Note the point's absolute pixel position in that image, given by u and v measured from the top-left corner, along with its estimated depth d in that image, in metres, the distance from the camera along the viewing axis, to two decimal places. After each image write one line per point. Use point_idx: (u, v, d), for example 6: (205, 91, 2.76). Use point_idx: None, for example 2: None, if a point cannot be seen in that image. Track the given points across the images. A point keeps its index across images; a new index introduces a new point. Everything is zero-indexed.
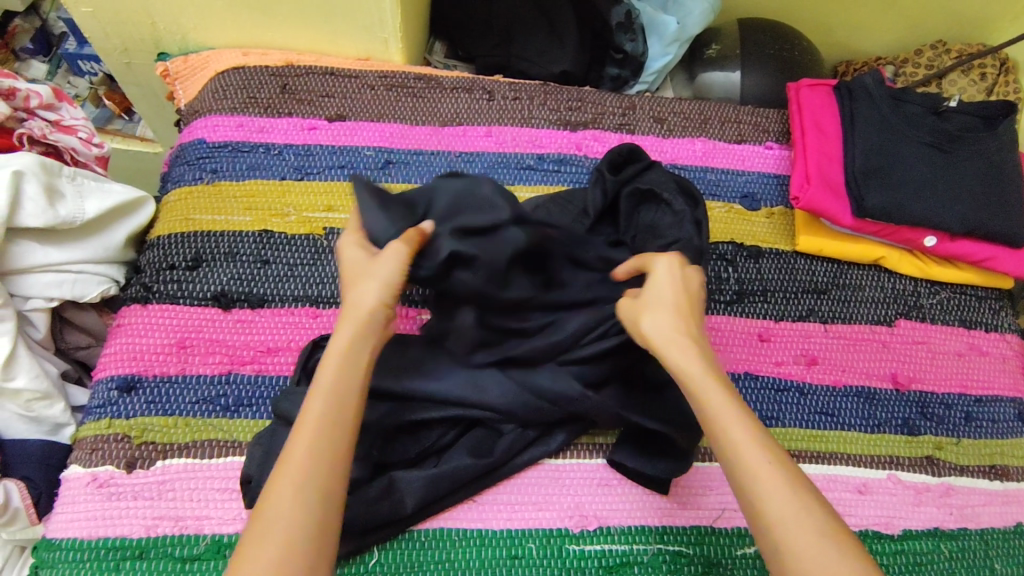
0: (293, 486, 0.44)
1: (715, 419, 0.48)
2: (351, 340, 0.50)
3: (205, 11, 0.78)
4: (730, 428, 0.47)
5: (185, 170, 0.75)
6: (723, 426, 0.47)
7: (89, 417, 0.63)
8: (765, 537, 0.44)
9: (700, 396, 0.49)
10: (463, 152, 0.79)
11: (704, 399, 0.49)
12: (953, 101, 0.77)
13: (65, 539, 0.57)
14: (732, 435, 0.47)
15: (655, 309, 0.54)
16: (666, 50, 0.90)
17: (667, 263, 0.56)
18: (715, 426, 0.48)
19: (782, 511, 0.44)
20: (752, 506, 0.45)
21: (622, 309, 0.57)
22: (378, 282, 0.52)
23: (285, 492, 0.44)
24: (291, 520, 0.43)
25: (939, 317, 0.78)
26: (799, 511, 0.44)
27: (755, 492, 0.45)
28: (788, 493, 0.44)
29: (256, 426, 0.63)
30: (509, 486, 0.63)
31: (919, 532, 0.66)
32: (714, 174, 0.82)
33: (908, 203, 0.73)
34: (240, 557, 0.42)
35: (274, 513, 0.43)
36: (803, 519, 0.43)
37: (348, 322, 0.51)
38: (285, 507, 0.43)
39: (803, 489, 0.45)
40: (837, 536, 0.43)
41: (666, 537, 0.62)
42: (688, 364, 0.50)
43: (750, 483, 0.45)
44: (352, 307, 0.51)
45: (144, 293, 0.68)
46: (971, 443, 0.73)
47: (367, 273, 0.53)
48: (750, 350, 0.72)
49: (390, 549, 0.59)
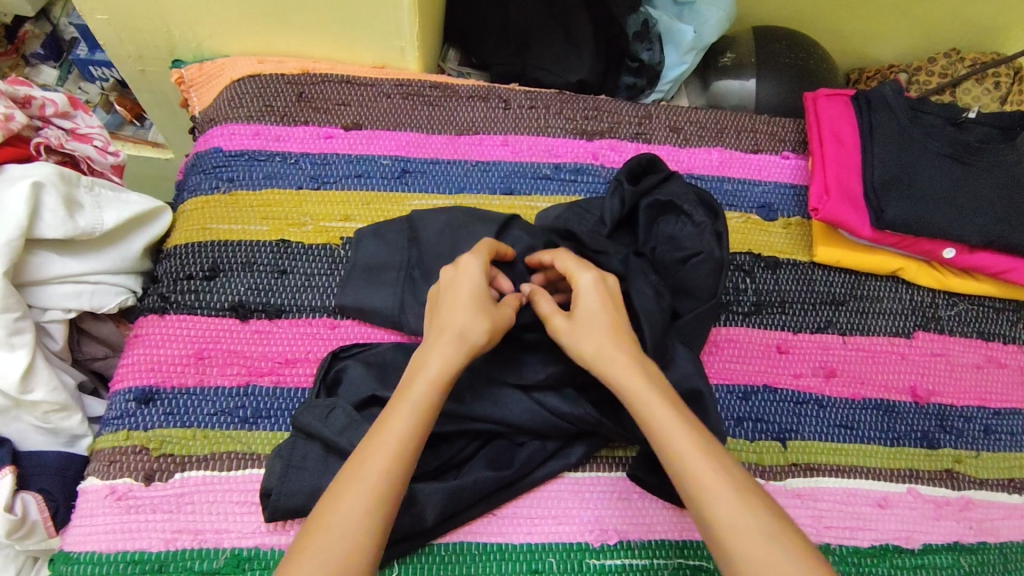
0: (365, 495, 0.46)
1: (660, 432, 0.49)
2: (449, 362, 0.53)
3: (221, 19, 0.78)
4: (674, 441, 0.48)
5: (201, 178, 0.74)
6: (670, 439, 0.48)
7: (106, 429, 0.62)
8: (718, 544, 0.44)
9: (645, 413, 0.50)
10: (479, 161, 0.79)
11: (648, 415, 0.50)
12: (971, 112, 0.77)
13: (82, 553, 0.57)
14: (676, 447, 0.48)
15: (587, 325, 0.55)
16: (682, 59, 0.91)
17: (591, 275, 0.58)
18: (659, 440, 0.49)
19: (731, 516, 0.44)
20: (702, 512, 0.45)
21: (555, 325, 0.57)
22: (494, 326, 0.56)
23: (357, 499, 0.46)
24: (355, 531, 0.45)
25: (956, 329, 0.77)
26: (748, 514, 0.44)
27: (704, 498, 0.46)
28: (734, 500, 0.45)
29: (274, 438, 0.63)
30: (529, 500, 0.62)
31: (939, 546, 0.66)
32: (731, 184, 0.82)
33: (928, 215, 0.73)
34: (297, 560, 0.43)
35: (339, 522, 0.45)
36: (751, 522, 0.44)
37: (457, 344, 0.53)
38: (352, 513, 0.45)
39: (751, 493, 0.46)
40: (785, 537, 0.43)
41: (686, 552, 0.62)
42: (632, 381, 0.52)
43: (700, 490, 0.46)
44: (470, 333, 0.54)
45: (161, 303, 0.67)
46: (989, 456, 0.72)
47: (488, 309, 0.56)
48: (769, 362, 0.72)
49: (410, 563, 0.59)
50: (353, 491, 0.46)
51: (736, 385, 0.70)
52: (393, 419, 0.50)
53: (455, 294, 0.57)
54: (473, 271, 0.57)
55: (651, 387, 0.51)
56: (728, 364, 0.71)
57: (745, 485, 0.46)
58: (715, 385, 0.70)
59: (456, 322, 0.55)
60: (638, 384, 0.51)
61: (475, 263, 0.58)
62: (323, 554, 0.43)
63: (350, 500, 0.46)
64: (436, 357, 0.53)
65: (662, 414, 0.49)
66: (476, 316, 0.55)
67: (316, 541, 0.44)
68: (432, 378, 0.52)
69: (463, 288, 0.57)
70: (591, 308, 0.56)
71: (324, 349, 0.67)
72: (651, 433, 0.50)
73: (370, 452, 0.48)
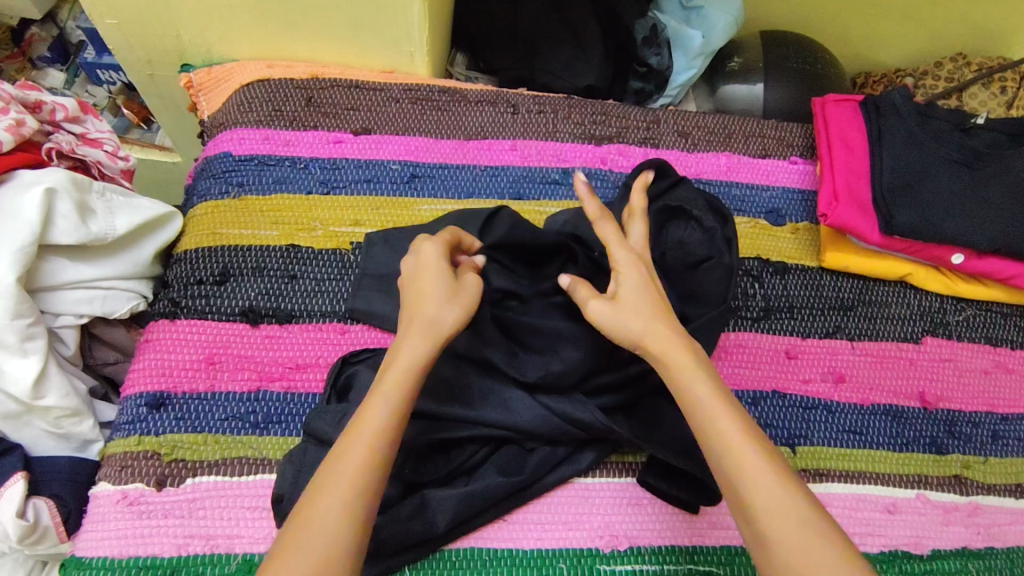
0: (343, 492, 0.46)
1: (703, 415, 0.49)
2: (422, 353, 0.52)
3: (231, 24, 0.78)
4: (714, 416, 0.48)
5: (211, 183, 0.75)
6: (709, 415, 0.48)
7: (118, 434, 0.63)
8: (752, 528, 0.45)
9: (684, 388, 0.50)
10: (488, 166, 0.79)
11: (688, 389, 0.50)
12: (980, 117, 0.77)
13: (94, 558, 0.57)
14: (716, 422, 0.48)
15: (633, 309, 0.53)
16: (689, 64, 0.91)
17: (637, 263, 0.56)
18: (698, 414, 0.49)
19: (769, 504, 0.44)
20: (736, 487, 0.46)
21: (594, 309, 0.54)
22: (461, 309, 0.54)
23: (337, 496, 0.45)
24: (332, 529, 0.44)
25: (964, 334, 0.78)
26: (786, 504, 0.44)
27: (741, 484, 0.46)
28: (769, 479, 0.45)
29: (286, 443, 0.63)
30: (539, 505, 0.62)
31: (947, 552, 0.66)
32: (739, 189, 0.82)
33: (936, 220, 0.73)
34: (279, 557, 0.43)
35: (320, 519, 0.44)
36: (786, 504, 0.44)
37: (426, 335, 0.53)
38: (330, 511, 0.45)
39: (790, 481, 0.46)
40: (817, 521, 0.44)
41: (696, 558, 0.62)
42: (674, 356, 0.52)
43: (738, 477, 0.46)
44: (434, 322, 0.53)
45: (172, 308, 0.67)
46: (998, 462, 0.72)
47: (450, 293, 0.55)
48: (778, 368, 0.72)
49: (421, 569, 0.59)
50: (331, 490, 0.46)
51: (745, 391, 0.70)
52: (367, 416, 0.49)
53: (417, 287, 0.56)
54: (430, 255, 0.57)
55: (697, 370, 0.51)
56: (737, 369, 0.71)
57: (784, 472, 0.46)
58: (724, 391, 0.70)
59: (419, 315, 0.54)
60: (684, 364, 0.51)
61: (432, 250, 0.57)
62: (303, 552, 0.43)
63: (329, 497, 0.45)
64: (408, 347, 0.52)
65: (706, 398, 0.49)
66: (443, 301, 0.54)
67: (298, 537, 0.44)
68: (405, 366, 0.51)
69: (423, 279, 0.56)
70: (636, 295, 0.54)
71: (334, 354, 0.67)
72: (689, 407, 0.50)
73: (348, 445, 0.48)
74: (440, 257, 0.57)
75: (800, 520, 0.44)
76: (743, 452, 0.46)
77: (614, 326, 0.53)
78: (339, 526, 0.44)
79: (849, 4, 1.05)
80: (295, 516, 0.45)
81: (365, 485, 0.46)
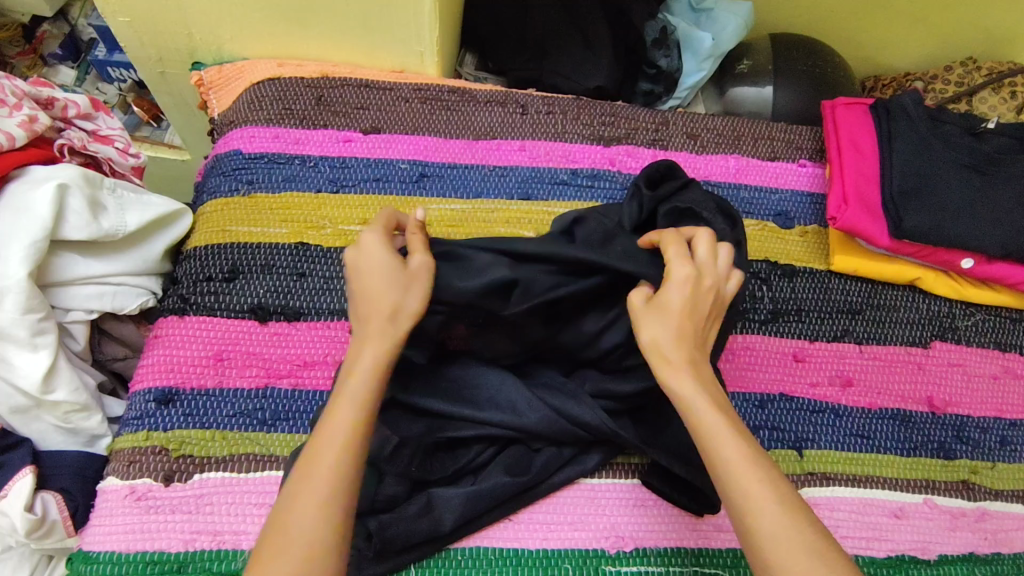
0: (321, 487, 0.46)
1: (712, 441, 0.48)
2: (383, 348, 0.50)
3: (242, 22, 0.78)
4: (723, 450, 0.47)
5: (221, 181, 0.75)
6: (718, 448, 0.48)
7: (126, 429, 0.63)
8: (755, 552, 0.45)
9: (694, 419, 0.49)
10: (497, 166, 0.79)
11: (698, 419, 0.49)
12: (990, 122, 0.77)
13: (102, 553, 0.57)
14: (724, 456, 0.47)
15: (659, 316, 0.53)
16: (699, 66, 0.91)
17: (687, 271, 0.53)
18: (708, 446, 0.48)
19: (775, 529, 0.44)
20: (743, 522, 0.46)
21: (631, 300, 0.55)
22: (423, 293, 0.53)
23: (311, 497, 0.45)
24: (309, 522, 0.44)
25: (973, 339, 0.77)
26: (793, 534, 0.44)
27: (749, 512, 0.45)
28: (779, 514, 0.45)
29: (293, 441, 0.63)
30: (546, 506, 0.62)
31: (954, 557, 0.66)
32: (748, 192, 0.82)
33: (946, 224, 0.73)
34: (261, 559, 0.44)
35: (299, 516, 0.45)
36: (796, 538, 0.44)
37: (389, 330, 0.51)
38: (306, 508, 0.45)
39: (797, 507, 0.46)
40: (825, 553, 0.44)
41: (702, 560, 0.62)
42: (683, 385, 0.50)
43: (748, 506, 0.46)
44: (399, 313, 0.51)
45: (181, 305, 0.68)
46: (1006, 468, 0.72)
47: (406, 278, 0.53)
48: (786, 370, 0.72)
49: (427, 567, 0.59)
50: (308, 488, 0.46)
51: (752, 393, 0.70)
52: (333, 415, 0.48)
53: (369, 284, 0.52)
54: (374, 247, 0.53)
55: (704, 391, 0.50)
56: (745, 371, 0.71)
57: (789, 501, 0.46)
58: (732, 393, 0.70)
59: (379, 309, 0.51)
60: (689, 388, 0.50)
61: (377, 239, 0.54)
62: (285, 554, 0.43)
63: (304, 497, 0.45)
64: (367, 344, 0.50)
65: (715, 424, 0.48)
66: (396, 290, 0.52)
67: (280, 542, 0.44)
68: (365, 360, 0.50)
69: (377, 275, 0.52)
70: (671, 304, 0.53)
71: (342, 352, 0.67)
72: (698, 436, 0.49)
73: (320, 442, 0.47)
74: (381, 245, 0.54)
75: (807, 547, 0.44)
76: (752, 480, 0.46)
77: (637, 325, 0.53)
78: (316, 526, 0.44)
79: (859, 6, 1.05)
80: (277, 514, 0.46)
81: (343, 488, 0.46)
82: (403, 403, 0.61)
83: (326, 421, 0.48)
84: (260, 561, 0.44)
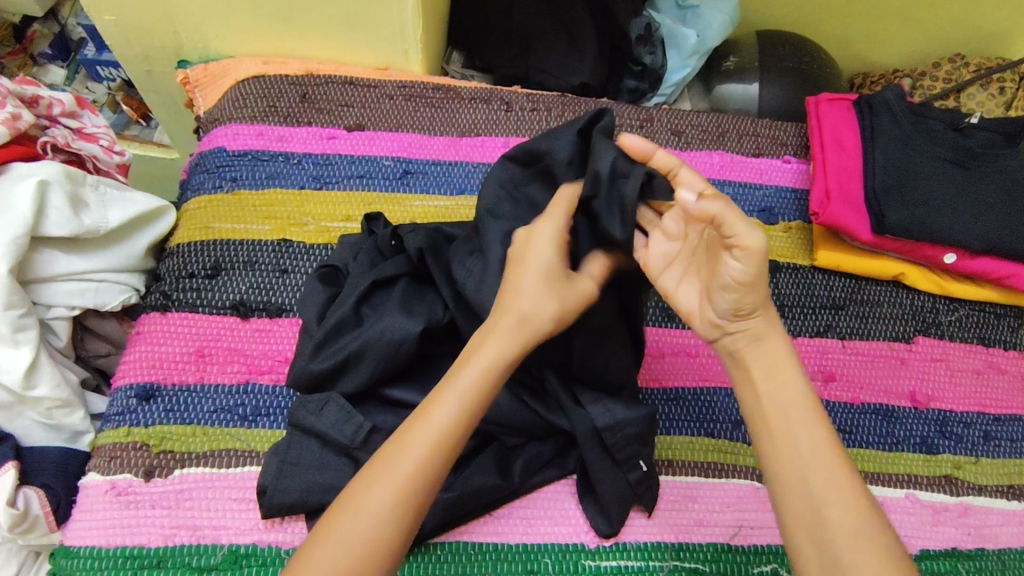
0: (389, 493, 0.46)
1: (773, 417, 0.49)
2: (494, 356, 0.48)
3: (226, 19, 0.78)
4: (785, 433, 0.48)
5: (205, 178, 0.75)
6: (778, 430, 0.48)
7: (107, 425, 0.63)
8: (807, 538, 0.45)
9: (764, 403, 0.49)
10: (480, 163, 0.79)
11: (767, 399, 0.49)
12: (975, 117, 0.76)
13: (83, 547, 0.57)
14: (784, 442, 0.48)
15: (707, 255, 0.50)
16: (684, 63, 0.93)
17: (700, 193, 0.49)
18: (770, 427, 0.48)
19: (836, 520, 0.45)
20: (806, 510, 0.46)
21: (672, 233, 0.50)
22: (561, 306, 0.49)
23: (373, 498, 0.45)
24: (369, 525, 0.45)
25: (957, 334, 0.77)
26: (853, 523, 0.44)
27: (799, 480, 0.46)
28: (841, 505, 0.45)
29: (273, 436, 0.63)
30: (526, 501, 0.62)
31: (936, 552, 0.66)
32: (731, 187, 0.82)
33: (928, 220, 0.73)
34: (308, 553, 0.44)
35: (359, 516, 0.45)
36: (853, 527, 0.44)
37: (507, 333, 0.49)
38: (374, 507, 0.45)
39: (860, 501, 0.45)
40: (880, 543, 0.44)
41: (683, 554, 0.62)
42: (760, 365, 0.50)
43: (807, 494, 0.46)
44: (529, 324, 0.49)
45: (164, 301, 0.68)
46: (989, 463, 0.72)
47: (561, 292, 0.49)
48: (696, 360, 0.71)
49: (406, 562, 0.59)
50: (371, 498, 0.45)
51: (668, 388, 0.69)
52: (427, 421, 0.48)
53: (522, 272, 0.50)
54: (546, 244, 0.50)
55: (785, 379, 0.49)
56: None
57: (841, 457, 0.47)
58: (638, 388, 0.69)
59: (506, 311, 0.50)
60: (775, 348, 0.50)
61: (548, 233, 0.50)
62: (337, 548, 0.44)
63: (364, 506, 0.45)
64: (488, 345, 0.49)
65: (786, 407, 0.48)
66: (550, 301, 0.49)
67: (328, 540, 0.44)
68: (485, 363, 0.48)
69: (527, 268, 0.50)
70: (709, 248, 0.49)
71: None
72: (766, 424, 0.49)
73: (404, 446, 0.47)
74: (553, 241, 0.50)
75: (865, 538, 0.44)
76: (799, 429, 0.48)
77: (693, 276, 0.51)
78: (378, 533, 0.45)
79: (846, 4, 1.05)
80: (334, 508, 0.46)
81: (403, 504, 0.46)
82: (381, 396, 0.60)
83: (418, 420, 0.48)
84: (304, 555, 0.44)
